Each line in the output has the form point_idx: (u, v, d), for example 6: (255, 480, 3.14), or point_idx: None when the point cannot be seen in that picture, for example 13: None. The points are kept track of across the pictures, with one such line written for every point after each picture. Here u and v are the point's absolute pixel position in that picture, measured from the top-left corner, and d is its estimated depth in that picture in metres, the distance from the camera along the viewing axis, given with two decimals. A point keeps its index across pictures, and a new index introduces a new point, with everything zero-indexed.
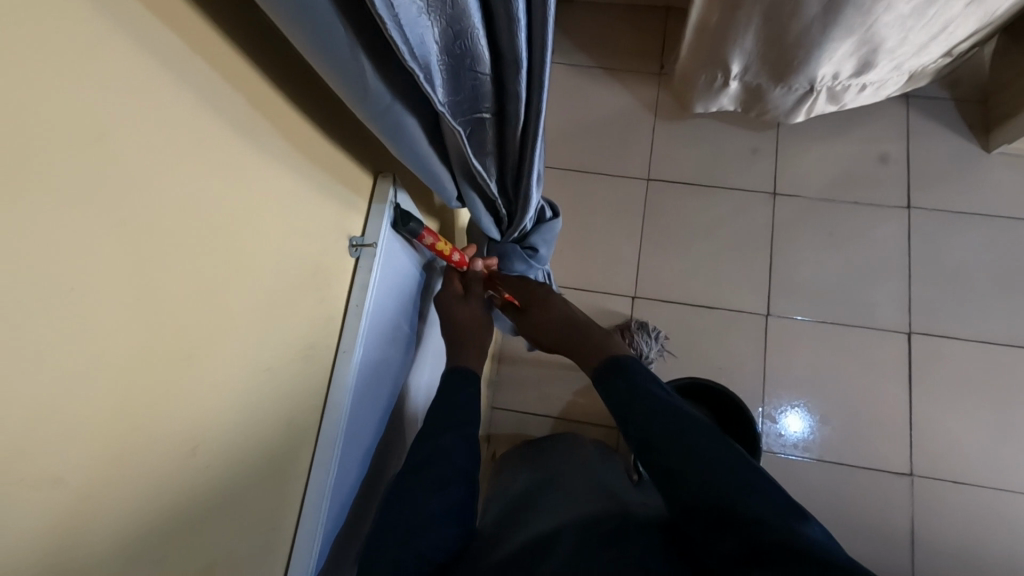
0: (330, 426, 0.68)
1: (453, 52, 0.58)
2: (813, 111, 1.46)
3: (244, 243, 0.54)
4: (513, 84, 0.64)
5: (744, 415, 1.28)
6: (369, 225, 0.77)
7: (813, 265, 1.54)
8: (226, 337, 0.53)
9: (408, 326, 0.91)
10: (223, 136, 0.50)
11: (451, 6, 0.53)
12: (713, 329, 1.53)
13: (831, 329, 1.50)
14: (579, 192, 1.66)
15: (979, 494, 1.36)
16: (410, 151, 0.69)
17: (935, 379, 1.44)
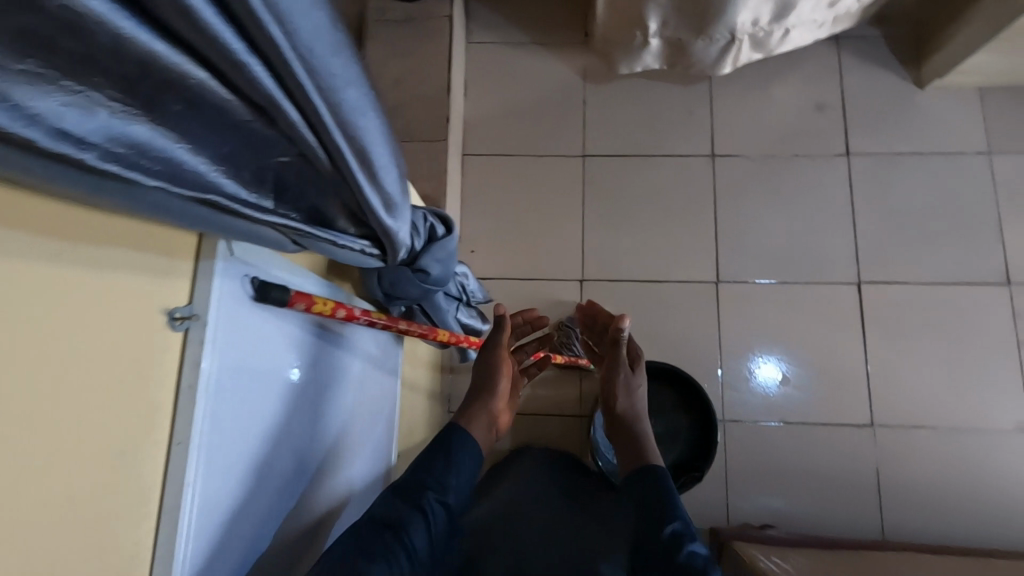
0: (169, 552, 0.50)
1: (168, 106, 0.35)
2: (739, 61, 1.40)
3: (64, 349, 0.42)
4: (291, 125, 0.40)
5: (700, 400, 1.30)
6: (197, 286, 0.54)
7: (758, 225, 1.51)
8: (53, 474, 0.41)
9: (305, 377, 0.74)
10: (7, 213, 0.37)
11: (87, 41, 0.29)
12: (666, 302, 1.49)
13: (783, 288, 1.47)
14: (514, 177, 1.60)
15: (942, 436, 1.37)
16: (210, 225, 0.47)
17: (888, 325, 1.43)
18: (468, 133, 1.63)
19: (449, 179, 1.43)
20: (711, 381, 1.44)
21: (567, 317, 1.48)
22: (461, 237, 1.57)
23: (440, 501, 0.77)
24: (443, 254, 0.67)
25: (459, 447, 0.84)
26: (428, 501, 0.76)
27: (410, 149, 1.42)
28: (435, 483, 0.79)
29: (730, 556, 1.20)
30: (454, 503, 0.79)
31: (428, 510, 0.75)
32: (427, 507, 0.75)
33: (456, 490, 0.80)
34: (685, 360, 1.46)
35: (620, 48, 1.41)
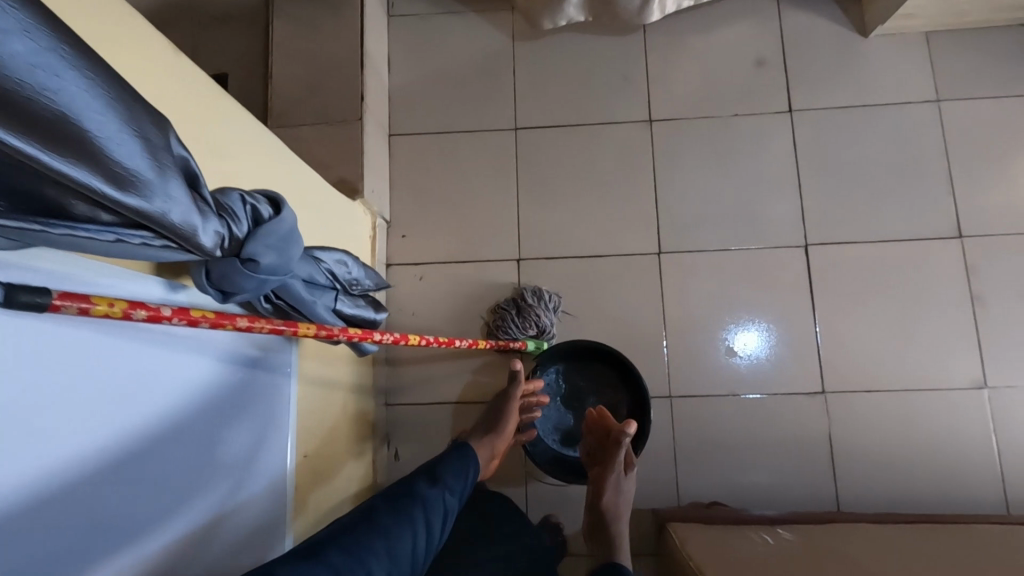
0: None
1: None
2: (667, 8, 1.31)
3: None
4: None
5: (641, 384, 1.25)
6: None
7: (700, 191, 1.44)
8: None
9: (155, 387, 0.68)
10: None
11: None
12: (607, 278, 1.42)
13: (727, 255, 1.40)
14: (445, 156, 1.52)
15: (896, 401, 1.31)
16: None
17: (837, 288, 1.37)
18: (393, 111, 1.54)
19: (367, 161, 1.35)
20: (656, 357, 1.38)
21: (504, 299, 1.41)
22: (391, 222, 1.50)
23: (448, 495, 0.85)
24: (276, 239, 0.59)
25: (465, 465, 0.92)
26: (435, 493, 0.83)
27: (324, 131, 1.33)
28: (440, 479, 0.86)
29: (665, 536, 1.16)
30: (456, 499, 0.87)
31: (438, 498, 0.83)
32: (433, 496, 0.82)
33: (458, 486, 0.88)
34: (628, 337, 1.39)
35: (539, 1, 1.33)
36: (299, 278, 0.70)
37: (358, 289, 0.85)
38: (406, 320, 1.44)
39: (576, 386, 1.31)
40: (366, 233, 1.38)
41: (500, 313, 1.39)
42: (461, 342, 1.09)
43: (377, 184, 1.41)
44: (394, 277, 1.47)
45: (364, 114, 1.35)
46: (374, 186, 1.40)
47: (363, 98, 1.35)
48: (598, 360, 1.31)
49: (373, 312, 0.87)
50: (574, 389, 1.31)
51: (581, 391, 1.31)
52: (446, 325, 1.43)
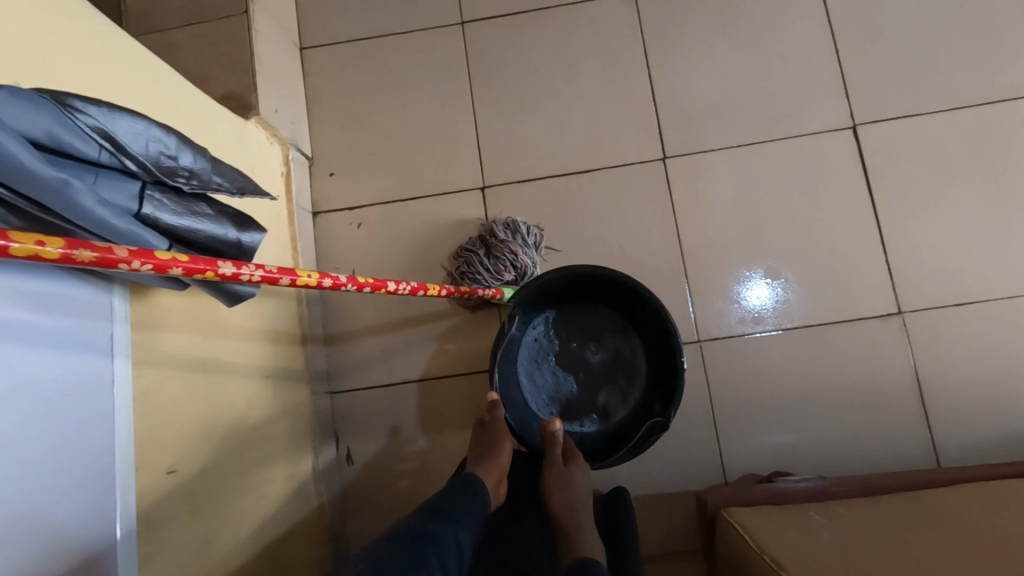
0: None
1: None
2: None
3: None
4: None
5: (668, 329, 0.90)
6: None
7: (707, 74, 1.11)
8: None
9: None
10: None
11: None
12: (600, 197, 1.09)
13: (752, 151, 1.08)
14: (374, 67, 1.17)
15: (996, 312, 0.99)
16: None
17: (901, 176, 1.04)
18: (303, 19, 1.19)
19: (264, 69, 1.00)
20: (675, 292, 1.05)
21: (469, 239, 1.08)
22: (313, 159, 1.15)
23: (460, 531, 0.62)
24: None
25: (472, 500, 0.69)
26: (446, 531, 0.60)
27: (199, 33, 0.98)
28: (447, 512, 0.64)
29: (719, 522, 0.82)
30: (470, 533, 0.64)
31: (450, 540, 0.60)
32: (446, 537, 0.59)
33: (469, 522, 0.65)
34: (636, 270, 1.06)
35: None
36: (19, 136, 0.40)
37: (194, 185, 0.53)
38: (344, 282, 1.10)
39: (576, 339, 0.98)
40: (277, 169, 1.03)
41: (465, 256, 1.05)
42: (398, 286, 0.75)
43: (284, 104, 1.06)
44: (325, 229, 1.12)
45: (254, 7, 1.00)
46: (281, 107, 1.05)
47: None
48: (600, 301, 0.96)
49: (228, 227, 0.56)
50: (572, 341, 0.98)
51: (580, 343, 0.98)
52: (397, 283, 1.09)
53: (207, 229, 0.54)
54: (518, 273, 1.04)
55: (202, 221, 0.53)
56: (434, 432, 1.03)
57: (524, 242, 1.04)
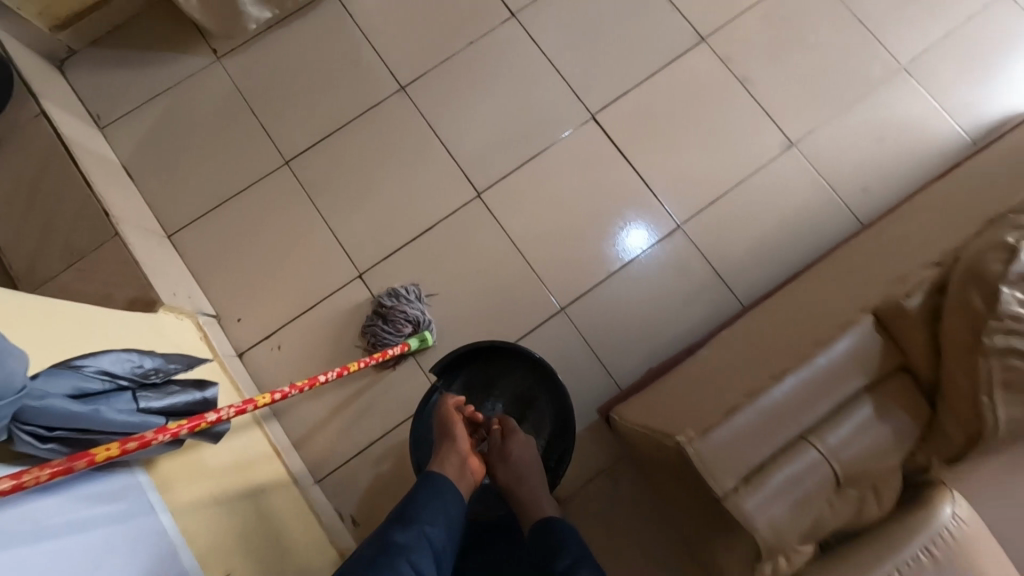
0: None
1: None
2: None
3: None
4: None
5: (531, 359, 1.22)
6: None
7: (480, 122, 1.45)
8: None
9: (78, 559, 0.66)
10: None
11: None
12: (447, 242, 1.39)
13: (535, 162, 1.42)
14: (234, 224, 1.41)
15: (736, 196, 1.39)
16: None
17: (638, 135, 1.42)
18: (160, 213, 1.42)
19: (150, 267, 1.23)
20: (531, 283, 1.37)
21: (367, 317, 1.35)
22: (219, 314, 1.37)
23: (437, 539, 0.86)
24: None
25: (439, 489, 0.93)
26: (425, 524, 0.86)
27: (85, 266, 1.18)
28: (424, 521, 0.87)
29: (613, 421, 1.12)
30: (439, 530, 0.87)
31: (421, 545, 0.83)
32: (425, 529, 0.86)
33: (440, 508, 0.90)
34: (497, 281, 1.37)
35: (226, 12, 1.37)
36: (61, 396, 0.62)
37: (162, 376, 0.76)
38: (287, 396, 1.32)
39: (474, 389, 1.26)
40: (195, 336, 1.25)
41: (369, 330, 1.32)
42: (327, 375, 1.01)
43: (176, 285, 1.28)
44: (254, 363, 1.35)
45: (120, 225, 1.23)
46: (175, 289, 1.27)
47: (110, 212, 1.23)
48: (506, 363, 1.25)
49: (194, 391, 0.78)
50: (487, 387, 1.27)
51: (494, 391, 1.26)
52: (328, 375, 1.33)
53: (183, 399, 0.76)
54: (414, 324, 1.32)
55: (177, 396, 0.76)
56: (407, 470, 1.28)
57: (410, 301, 1.33)
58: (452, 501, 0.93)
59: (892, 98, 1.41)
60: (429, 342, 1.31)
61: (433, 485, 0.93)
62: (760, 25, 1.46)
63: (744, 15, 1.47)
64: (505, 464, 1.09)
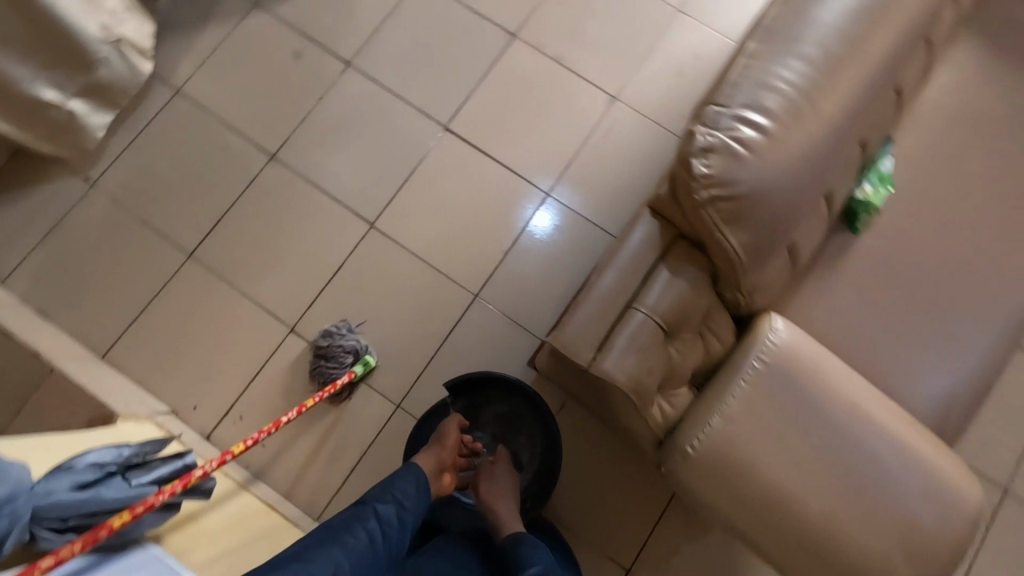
0: None
1: None
2: (143, 56, 1.56)
3: None
4: None
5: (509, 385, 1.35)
6: None
7: (351, 163, 1.61)
8: None
9: None
10: None
11: None
12: (359, 274, 1.54)
13: (411, 181, 1.60)
14: (161, 325, 1.50)
15: (586, 155, 1.61)
16: None
17: (489, 130, 1.62)
18: (87, 340, 1.49)
19: (95, 388, 1.31)
20: (443, 284, 1.54)
21: (310, 363, 1.47)
22: (176, 409, 1.46)
23: (408, 517, 1.02)
24: None
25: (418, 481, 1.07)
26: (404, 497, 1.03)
27: None
28: (403, 502, 1.03)
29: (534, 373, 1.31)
30: (412, 511, 1.03)
31: (392, 517, 1.00)
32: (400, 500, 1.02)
33: (417, 491, 1.06)
34: (414, 293, 1.53)
35: (69, 133, 1.50)
36: (60, 491, 0.74)
37: (143, 456, 0.87)
38: (264, 457, 1.43)
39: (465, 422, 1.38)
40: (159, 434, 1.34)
41: (316, 372, 1.45)
42: (288, 416, 1.14)
43: (126, 396, 1.37)
44: (224, 440, 1.45)
45: (54, 360, 1.31)
46: (127, 400, 1.36)
47: (40, 352, 1.30)
48: (500, 394, 1.38)
49: (177, 459, 0.89)
50: (476, 415, 1.39)
51: (482, 417, 1.39)
52: (294, 425, 1.45)
53: (168, 468, 0.87)
54: (354, 353, 1.46)
55: (163, 467, 0.87)
56: None
57: (343, 335, 1.47)
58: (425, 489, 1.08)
59: (679, 36, 1.68)
60: (372, 363, 1.45)
61: (413, 474, 1.07)
62: (556, 9, 1.69)
63: (541, 4, 1.70)
64: (489, 482, 1.24)
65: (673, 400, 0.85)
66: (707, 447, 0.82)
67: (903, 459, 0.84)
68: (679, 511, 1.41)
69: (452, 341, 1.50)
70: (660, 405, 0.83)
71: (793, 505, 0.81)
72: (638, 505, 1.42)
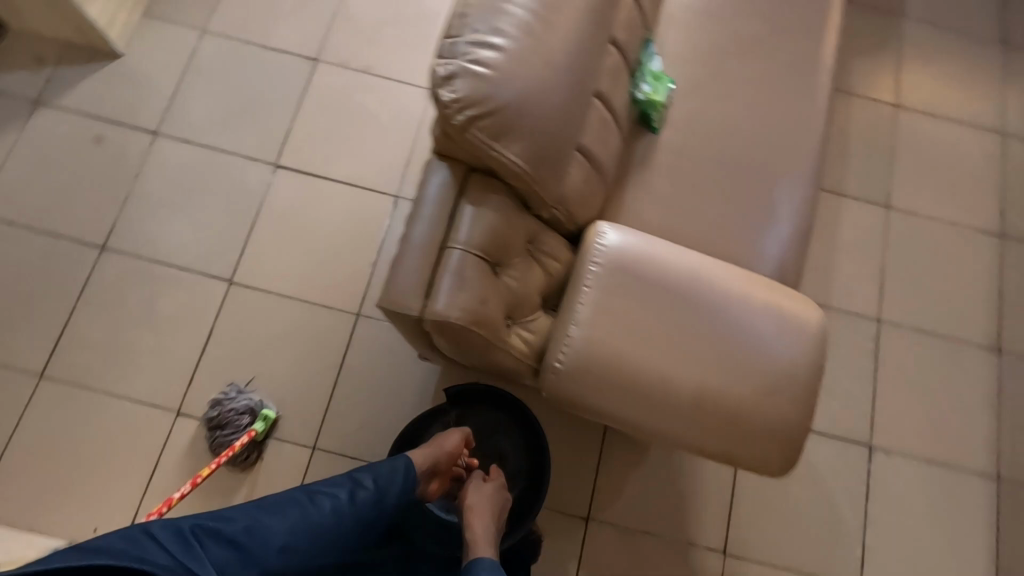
0: None
1: None
2: None
3: None
4: None
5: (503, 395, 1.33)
6: None
7: (190, 229, 1.54)
8: None
9: None
10: None
11: None
12: (233, 334, 1.48)
13: (258, 226, 1.55)
14: (29, 458, 1.37)
15: (421, 149, 1.63)
16: None
17: (320, 154, 1.61)
18: None
19: None
20: (323, 314, 1.50)
21: (207, 438, 1.39)
22: (73, 540, 1.33)
23: (387, 499, 1.02)
24: None
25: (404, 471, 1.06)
26: (390, 478, 1.03)
27: None
28: (386, 484, 1.03)
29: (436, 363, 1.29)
30: (391, 492, 1.03)
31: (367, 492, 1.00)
32: (386, 481, 1.03)
33: (401, 479, 1.05)
34: (295, 333, 1.49)
35: None
36: None
37: None
38: None
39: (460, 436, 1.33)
40: None
41: (216, 445, 1.37)
42: (181, 493, 1.07)
43: (8, 544, 1.23)
44: None
45: None
46: (9, 547, 1.22)
47: None
48: (496, 408, 1.34)
49: None
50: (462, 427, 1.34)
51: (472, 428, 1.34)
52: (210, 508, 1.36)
53: None
54: (249, 410, 1.39)
55: None
56: None
57: (233, 397, 1.40)
58: (409, 478, 1.06)
59: None
60: (272, 415, 1.40)
61: (400, 465, 1.06)
62: (349, 23, 1.72)
63: (334, 23, 1.72)
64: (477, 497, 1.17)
65: (532, 325, 0.88)
66: (573, 356, 0.85)
67: (751, 325, 0.91)
68: (615, 445, 1.46)
69: (348, 365, 1.47)
70: (518, 334, 0.86)
71: (664, 380, 0.86)
72: (578, 453, 1.45)
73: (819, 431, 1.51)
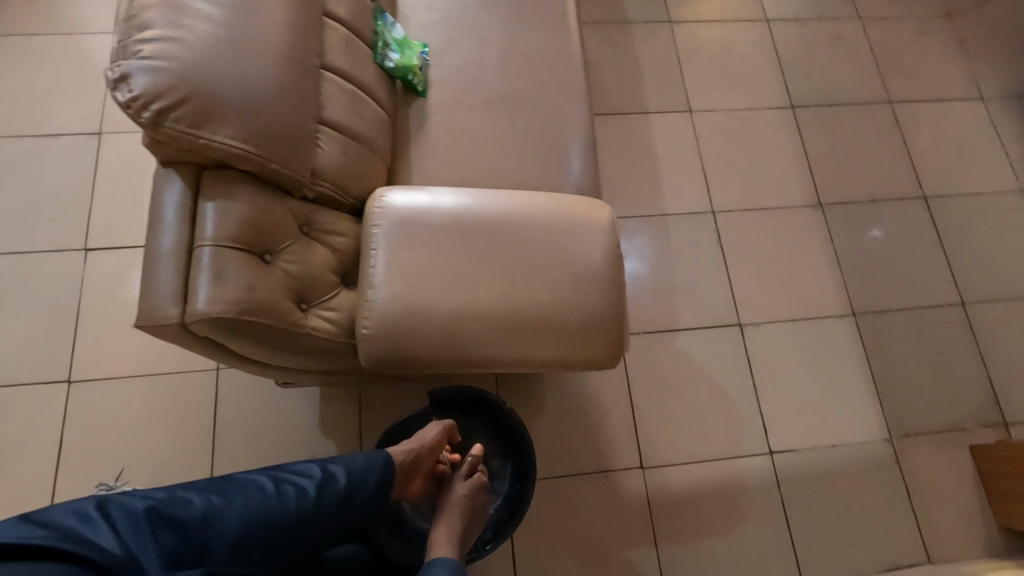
0: None
1: None
2: None
3: None
4: None
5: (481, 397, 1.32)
6: None
7: (8, 342, 1.42)
8: None
9: None
10: None
11: None
12: (88, 433, 1.37)
13: (85, 316, 1.46)
14: None
15: None
16: None
17: (133, 224, 1.54)
18: None
19: None
20: (181, 379, 1.43)
21: None
22: None
23: (356, 497, 0.95)
24: None
25: (378, 466, 0.99)
26: (365, 472, 0.97)
27: None
28: (358, 479, 0.96)
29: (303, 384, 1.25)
30: (365, 486, 0.96)
31: (338, 485, 0.93)
32: (361, 477, 0.97)
33: (375, 474, 0.98)
34: (157, 409, 1.41)
35: None
36: None
37: None
38: None
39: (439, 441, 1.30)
40: None
41: None
42: None
43: None
44: None
45: None
46: None
47: None
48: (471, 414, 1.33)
49: None
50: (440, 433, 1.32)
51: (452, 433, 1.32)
52: None
53: None
54: None
55: None
56: None
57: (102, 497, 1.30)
58: (384, 473, 1.00)
59: None
60: None
61: (379, 461, 1.00)
62: None
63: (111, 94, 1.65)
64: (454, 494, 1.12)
65: (333, 303, 0.87)
66: (377, 318, 0.86)
67: (543, 245, 0.95)
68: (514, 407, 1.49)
69: (223, 422, 1.41)
70: (319, 316, 0.85)
71: (471, 311, 0.89)
72: None
73: (635, 332, 1.59)
